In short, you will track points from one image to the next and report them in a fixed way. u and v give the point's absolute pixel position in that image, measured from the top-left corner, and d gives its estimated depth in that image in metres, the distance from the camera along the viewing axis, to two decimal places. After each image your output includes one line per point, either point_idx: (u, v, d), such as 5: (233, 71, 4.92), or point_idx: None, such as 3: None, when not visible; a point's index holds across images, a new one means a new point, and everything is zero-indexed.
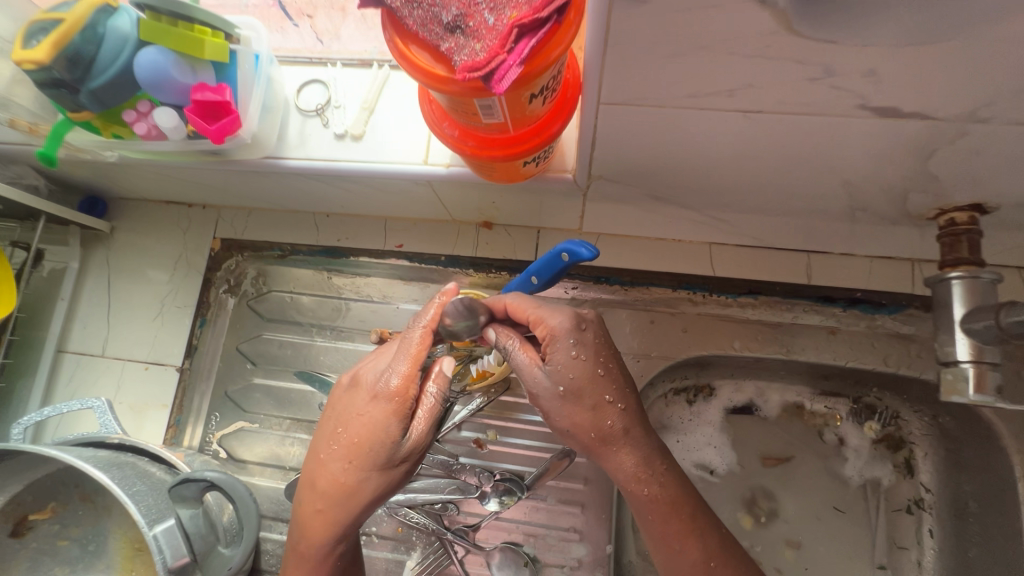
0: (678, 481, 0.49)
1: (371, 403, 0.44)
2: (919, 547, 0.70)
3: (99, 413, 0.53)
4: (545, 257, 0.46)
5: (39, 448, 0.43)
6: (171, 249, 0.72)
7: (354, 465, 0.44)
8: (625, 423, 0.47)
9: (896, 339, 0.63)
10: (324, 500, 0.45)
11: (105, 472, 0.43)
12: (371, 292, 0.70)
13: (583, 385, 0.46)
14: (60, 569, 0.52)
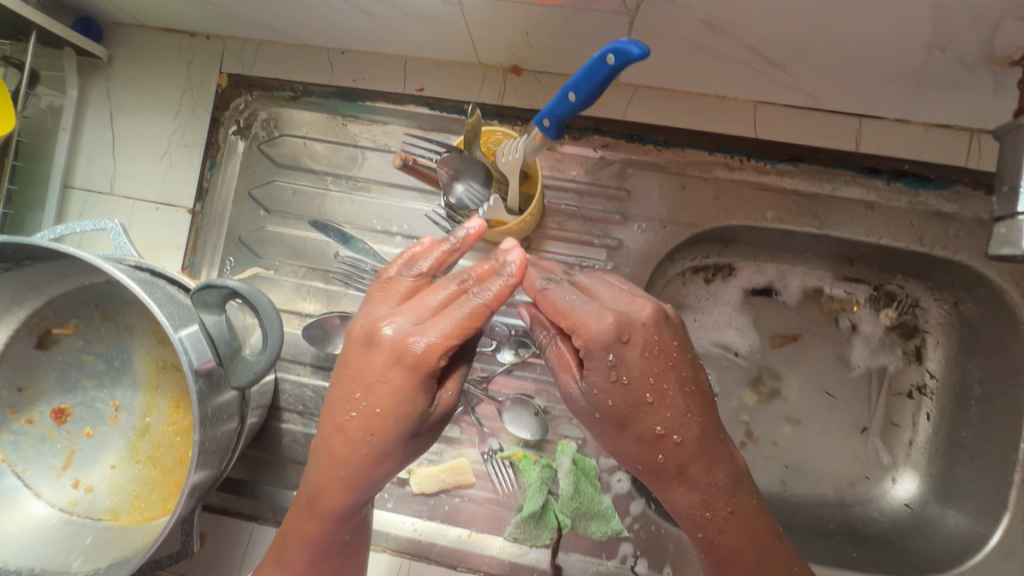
0: (747, 514, 0.49)
1: (394, 368, 0.41)
2: (913, 428, 0.72)
3: (114, 235, 0.52)
4: (583, 68, 0.40)
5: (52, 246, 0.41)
6: (176, 85, 0.67)
7: (378, 435, 0.43)
8: (685, 462, 0.46)
9: (936, 217, 0.60)
10: (342, 466, 0.44)
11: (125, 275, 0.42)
12: (388, 141, 0.66)
13: (626, 413, 0.44)
14: (88, 381, 0.53)
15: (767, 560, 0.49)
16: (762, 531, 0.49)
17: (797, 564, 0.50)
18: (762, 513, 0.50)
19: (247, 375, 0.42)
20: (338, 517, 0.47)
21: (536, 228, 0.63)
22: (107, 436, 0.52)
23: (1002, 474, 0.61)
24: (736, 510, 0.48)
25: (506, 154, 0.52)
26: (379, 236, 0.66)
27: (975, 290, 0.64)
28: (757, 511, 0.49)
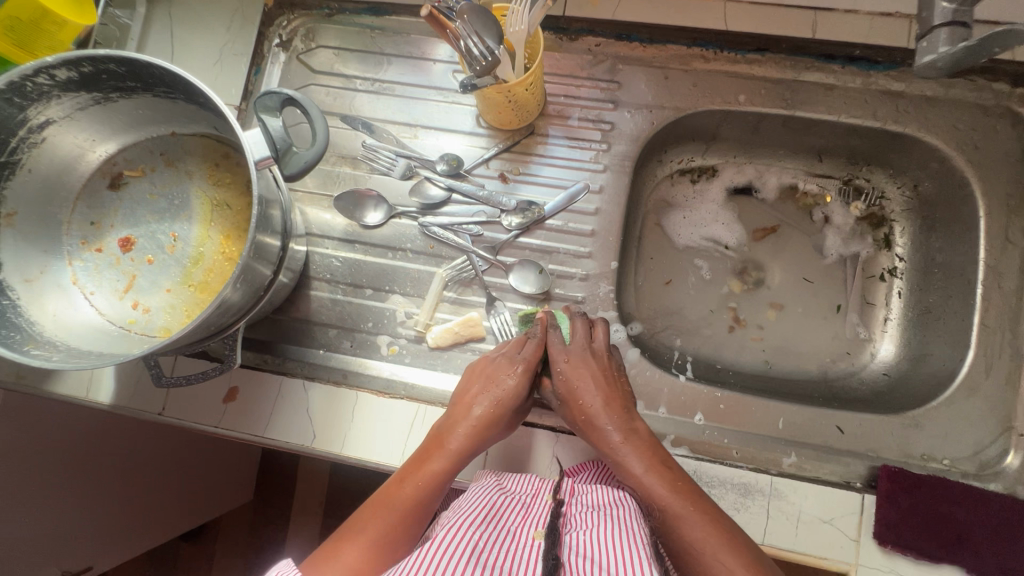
0: (645, 451, 0.54)
1: (514, 362, 0.60)
2: (888, 306, 0.78)
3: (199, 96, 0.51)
4: None
5: (132, 55, 0.48)
6: (229, 6, 0.78)
7: (503, 406, 0.58)
8: (591, 412, 0.58)
9: (886, 95, 0.69)
10: (458, 436, 0.56)
11: (195, 83, 0.50)
12: (411, 49, 0.77)
13: (565, 392, 0.60)
14: (151, 218, 0.61)
15: (661, 480, 0.52)
16: (657, 461, 0.53)
17: (686, 485, 0.51)
18: (656, 451, 0.55)
19: (299, 165, 0.51)
20: (436, 485, 0.52)
21: (538, 117, 0.73)
22: (165, 263, 0.60)
23: (962, 323, 0.67)
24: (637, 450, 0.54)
25: (511, 26, 0.58)
26: (402, 127, 0.75)
27: (929, 167, 0.72)
28: (657, 454, 0.54)
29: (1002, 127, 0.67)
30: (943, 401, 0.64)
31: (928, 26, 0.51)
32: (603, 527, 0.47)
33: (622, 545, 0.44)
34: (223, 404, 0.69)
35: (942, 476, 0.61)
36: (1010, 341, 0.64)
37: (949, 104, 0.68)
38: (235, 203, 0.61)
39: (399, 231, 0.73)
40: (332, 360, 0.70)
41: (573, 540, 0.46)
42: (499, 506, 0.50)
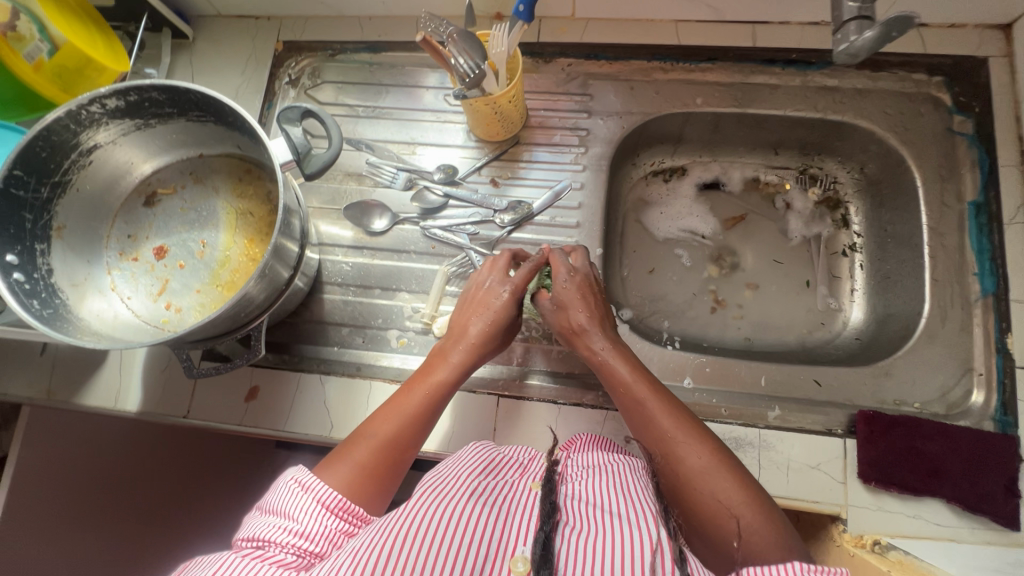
0: (633, 360, 0.59)
1: (505, 285, 0.65)
2: (852, 278, 0.85)
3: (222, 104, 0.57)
4: None
5: (176, 83, 0.56)
6: (243, 52, 0.89)
7: (494, 326, 0.63)
8: (585, 326, 0.62)
9: (823, 90, 0.79)
10: (458, 352, 0.62)
11: (225, 102, 0.58)
12: (406, 78, 0.87)
13: (562, 307, 0.64)
14: (182, 228, 0.68)
15: (646, 383, 0.56)
16: (644, 369, 0.58)
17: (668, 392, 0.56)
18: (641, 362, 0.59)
19: (318, 164, 0.59)
20: (440, 395, 0.59)
21: (521, 129, 0.83)
22: (195, 267, 0.66)
23: (916, 281, 0.74)
24: (617, 362, 0.58)
25: (494, 48, 0.67)
26: (401, 145, 0.84)
27: (871, 150, 0.81)
28: (643, 366, 0.58)
29: (926, 110, 0.77)
30: (908, 350, 0.70)
31: (840, 22, 0.62)
32: (602, 481, 0.47)
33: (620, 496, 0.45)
34: (245, 402, 0.73)
35: (915, 416, 0.66)
36: (959, 292, 0.71)
37: (878, 94, 0.78)
38: (257, 211, 0.69)
39: (403, 236, 0.80)
40: (346, 355, 0.76)
41: (571, 491, 0.46)
42: (497, 464, 0.50)
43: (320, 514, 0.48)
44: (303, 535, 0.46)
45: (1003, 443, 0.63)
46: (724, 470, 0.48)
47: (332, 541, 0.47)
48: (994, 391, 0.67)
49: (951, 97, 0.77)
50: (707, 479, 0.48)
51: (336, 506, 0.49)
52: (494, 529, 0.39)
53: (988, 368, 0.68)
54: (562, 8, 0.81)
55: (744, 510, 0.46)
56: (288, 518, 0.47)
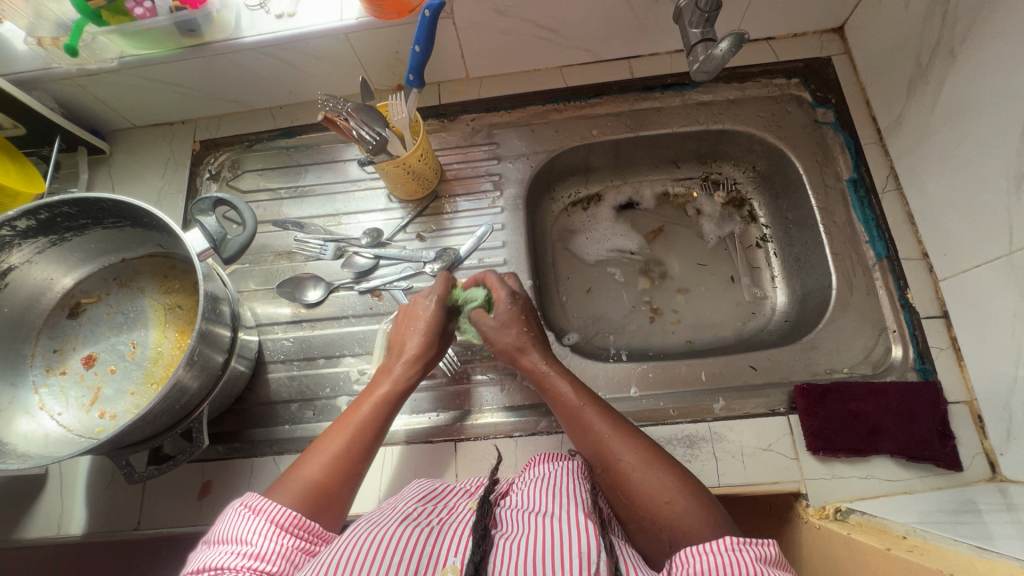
0: (576, 381, 0.64)
1: (434, 295, 0.71)
2: (770, 266, 0.91)
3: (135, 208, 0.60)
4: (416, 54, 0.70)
5: (83, 194, 0.58)
6: (161, 156, 0.92)
7: (428, 335, 0.68)
8: (529, 357, 0.67)
9: (701, 105, 0.88)
10: (400, 366, 0.66)
11: (135, 205, 0.60)
12: (323, 155, 0.91)
13: (506, 322, 0.69)
14: (110, 332, 0.68)
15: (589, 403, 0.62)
16: (586, 390, 0.63)
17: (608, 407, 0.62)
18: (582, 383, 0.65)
19: (235, 247, 0.61)
20: (384, 406, 0.63)
21: (437, 184, 0.87)
22: (127, 369, 0.66)
23: (821, 258, 0.80)
24: (560, 384, 0.64)
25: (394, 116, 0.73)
26: (328, 218, 0.88)
27: (756, 149, 0.89)
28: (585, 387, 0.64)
29: (792, 108, 0.86)
30: (827, 321, 0.75)
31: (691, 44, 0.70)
32: (534, 495, 0.54)
33: (548, 503, 0.52)
34: (199, 499, 0.70)
35: (845, 381, 0.70)
36: (858, 260, 0.77)
37: (749, 101, 0.87)
38: (185, 302, 0.69)
39: (339, 303, 0.82)
40: (298, 431, 0.75)
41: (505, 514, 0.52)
42: (440, 491, 0.57)
43: (273, 533, 0.49)
44: (258, 557, 0.47)
45: (928, 390, 0.67)
46: (660, 474, 0.54)
47: (289, 560, 0.48)
48: (909, 343, 0.72)
49: (809, 93, 0.86)
50: (642, 475, 0.55)
51: (288, 523, 0.50)
52: (428, 547, 0.45)
53: (899, 324, 0.73)
54: (457, 72, 0.89)
55: (675, 496, 0.52)
56: (240, 544, 0.48)
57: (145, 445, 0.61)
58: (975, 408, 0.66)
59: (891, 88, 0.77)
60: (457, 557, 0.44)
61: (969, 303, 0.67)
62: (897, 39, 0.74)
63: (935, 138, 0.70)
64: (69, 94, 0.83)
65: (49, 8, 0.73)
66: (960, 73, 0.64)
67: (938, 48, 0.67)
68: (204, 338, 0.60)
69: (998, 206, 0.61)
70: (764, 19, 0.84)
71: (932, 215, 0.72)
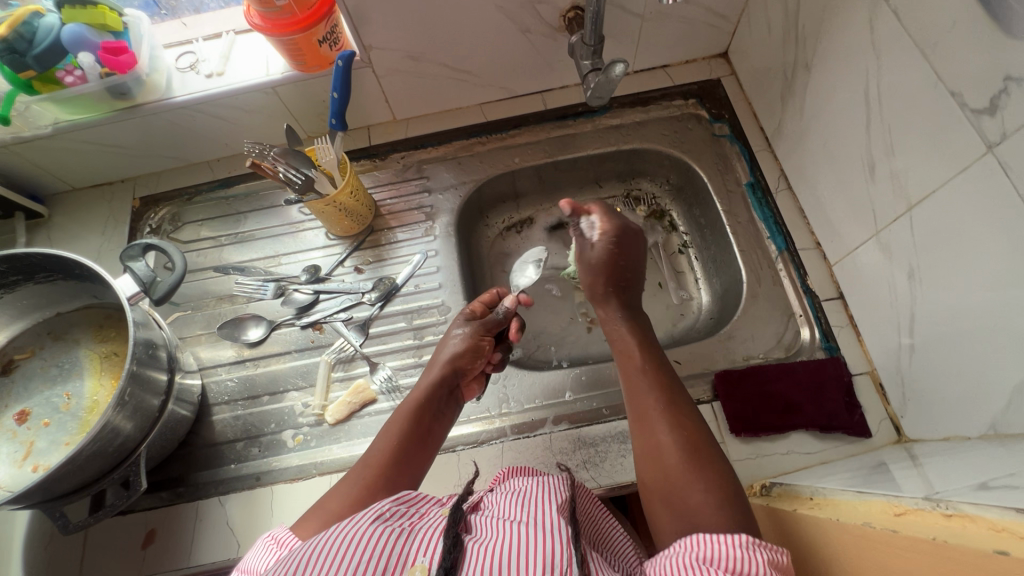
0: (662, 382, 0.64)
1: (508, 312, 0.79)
2: (692, 269, 0.98)
3: (62, 259, 0.62)
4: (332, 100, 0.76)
5: (12, 250, 0.60)
6: (100, 215, 0.94)
7: (462, 351, 0.72)
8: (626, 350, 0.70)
9: (612, 128, 0.96)
10: (431, 382, 0.70)
11: (61, 257, 0.62)
12: (261, 202, 0.95)
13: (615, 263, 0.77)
14: (44, 385, 0.69)
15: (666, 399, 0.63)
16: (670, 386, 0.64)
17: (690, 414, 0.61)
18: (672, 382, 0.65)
19: (163, 290, 0.64)
20: (420, 422, 0.66)
21: (373, 219, 0.92)
22: (61, 420, 0.66)
23: (732, 256, 0.87)
24: (640, 382, 0.65)
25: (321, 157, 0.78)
26: (268, 260, 0.91)
27: (667, 164, 0.97)
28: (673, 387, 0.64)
29: (692, 124, 0.95)
30: (740, 312, 0.81)
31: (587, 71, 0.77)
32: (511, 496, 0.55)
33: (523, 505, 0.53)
34: (142, 548, 0.70)
35: (759, 365, 0.75)
36: (763, 254, 0.84)
37: (654, 121, 0.96)
38: (122, 349, 0.71)
39: (282, 340, 0.84)
40: (243, 469, 0.75)
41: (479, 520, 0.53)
42: (415, 495, 0.56)
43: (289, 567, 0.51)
44: None
45: (832, 366, 0.73)
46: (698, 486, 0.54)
47: None
48: (814, 325, 0.78)
49: (706, 111, 0.95)
50: (679, 465, 0.56)
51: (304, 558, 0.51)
52: (396, 552, 0.47)
53: (804, 309, 0.79)
54: (383, 115, 0.96)
55: (703, 482, 0.55)
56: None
57: (79, 494, 0.61)
58: (876, 377, 0.72)
59: (770, 100, 0.86)
60: (425, 557, 0.47)
61: (856, 282, 0.74)
62: (767, 58, 0.84)
63: (808, 139, 0.79)
64: (5, 163, 0.86)
65: None
66: (816, 81, 0.73)
67: (797, 63, 0.77)
68: (136, 379, 0.62)
69: (862, 192, 0.69)
70: (656, 49, 0.93)
71: (819, 207, 0.80)
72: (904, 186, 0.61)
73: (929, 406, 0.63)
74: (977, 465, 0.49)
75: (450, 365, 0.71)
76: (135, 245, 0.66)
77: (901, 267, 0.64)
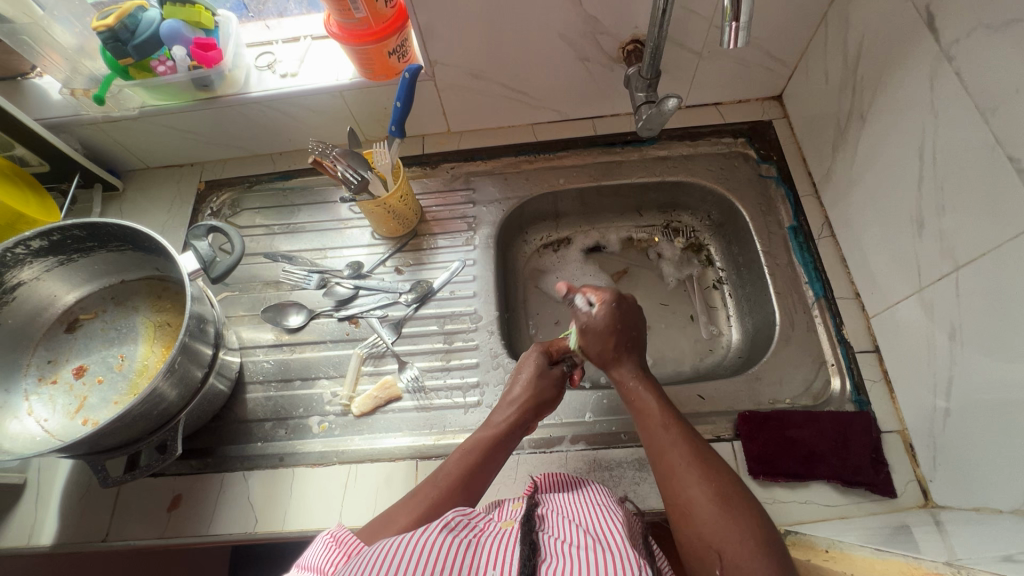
0: (695, 454, 0.60)
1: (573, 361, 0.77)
2: (725, 306, 0.97)
3: (136, 233, 0.68)
4: (393, 109, 0.80)
5: (96, 218, 0.66)
6: (168, 194, 1.01)
7: (534, 399, 0.71)
8: (653, 422, 0.65)
9: (659, 159, 0.97)
10: (501, 418, 0.69)
11: (135, 230, 0.68)
12: (315, 196, 1.00)
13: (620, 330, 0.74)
14: (101, 345, 0.74)
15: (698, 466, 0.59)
16: (705, 460, 0.60)
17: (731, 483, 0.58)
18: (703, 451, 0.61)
19: (221, 268, 0.69)
20: (488, 460, 0.64)
21: (417, 224, 0.96)
22: (113, 379, 0.71)
23: (767, 297, 0.86)
24: (671, 454, 0.61)
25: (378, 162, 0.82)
26: (315, 252, 0.95)
27: (710, 200, 0.98)
28: (703, 457, 0.61)
29: (739, 163, 0.95)
30: (770, 354, 0.80)
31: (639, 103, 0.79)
32: (583, 518, 0.53)
33: (598, 528, 0.51)
34: (168, 512, 0.73)
35: (785, 409, 0.74)
36: (799, 299, 0.83)
37: (701, 156, 0.97)
38: (174, 320, 0.76)
39: (319, 329, 0.88)
40: (269, 448, 0.78)
41: (551, 532, 0.50)
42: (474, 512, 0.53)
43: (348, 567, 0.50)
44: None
45: (860, 419, 0.72)
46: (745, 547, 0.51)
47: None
48: (846, 375, 0.77)
49: (754, 151, 0.96)
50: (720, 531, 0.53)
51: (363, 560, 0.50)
52: (467, 564, 0.45)
53: (837, 358, 0.78)
54: (439, 126, 1.00)
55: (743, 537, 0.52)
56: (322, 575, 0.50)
57: (121, 450, 0.66)
58: (906, 437, 0.70)
59: (821, 147, 0.86)
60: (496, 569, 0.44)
61: (894, 338, 0.73)
62: (822, 106, 0.85)
63: (857, 188, 0.78)
64: (93, 138, 0.94)
65: (84, 64, 0.87)
66: (869, 133, 0.74)
67: (852, 113, 0.77)
68: (186, 350, 0.66)
69: (909, 247, 0.68)
70: (710, 87, 0.95)
71: (862, 258, 0.79)
72: (954, 246, 0.61)
73: (960, 473, 0.62)
74: (1006, 539, 0.47)
75: (529, 405, 0.70)
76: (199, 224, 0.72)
77: (943, 327, 0.63)
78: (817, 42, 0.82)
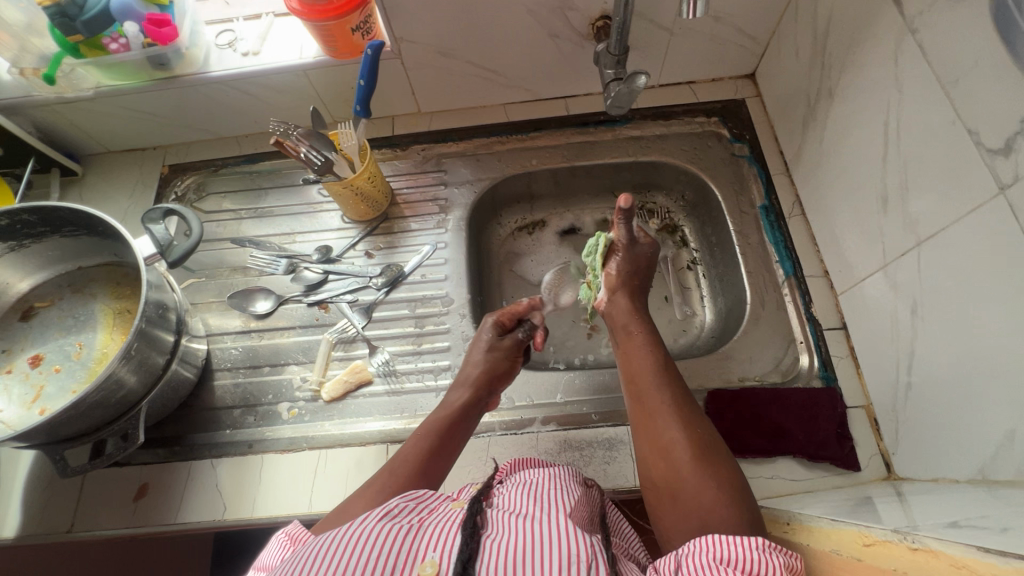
0: (673, 398, 0.60)
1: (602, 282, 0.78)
2: (699, 286, 0.97)
3: (86, 217, 0.66)
4: (358, 87, 0.78)
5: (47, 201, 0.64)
6: (130, 179, 0.98)
7: (486, 373, 0.71)
8: (635, 364, 0.65)
9: (631, 139, 0.96)
10: (458, 395, 0.69)
11: (84, 215, 0.66)
12: (283, 180, 0.98)
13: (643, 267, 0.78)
14: (58, 334, 0.72)
15: (676, 410, 0.59)
16: (682, 403, 0.60)
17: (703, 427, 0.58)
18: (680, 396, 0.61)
19: (179, 252, 0.67)
20: (450, 433, 0.65)
21: (388, 207, 0.94)
22: (70, 368, 0.69)
23: (739, 276, 0.86)
24: (651, 396, 0.61)
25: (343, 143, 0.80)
26: (283, 237, 0.93)
27: (683, 180, 0.97)
28: (679, 400, 0.61)
29: (712, 142, 0.95)
30: (741, 333, 0.80)
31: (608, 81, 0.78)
32: (532, 493, 0.53)
33: (544, 504, 0.51)
34: (134, 501, 0.72)
35: (754, 387, 0.75)
36: (770, 277, 0.84)
37: (674, 136, 0.96)
38: (134, 307, 0.74)
39: (289, 315, 0.87)
40: (237, 435, 0.77)
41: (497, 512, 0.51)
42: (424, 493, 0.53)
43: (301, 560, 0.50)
44: None
45: (826, 396, 0.72)
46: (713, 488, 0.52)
47: None
48: (814, 353, 0.77)
49: (727, 130, 0.95)
50: (691, 472, 0.54)
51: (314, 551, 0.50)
52: (405, 549, 0.45)
53: (805, 336, 0.79)
54: (409, 106, 0.98)
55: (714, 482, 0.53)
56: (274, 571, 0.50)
57: (80, 440, 0.64)
58: (871, 412, 0.71)
59: (792, 125, 0.86)
60: (434, 554, 0.44)
61: (860, 314, 0.73)
62: (793, 83, 0.84)
63: (826, 166, 0.78)
64: (47, 120, 0.90)
65: (33, 43, 0.83)
66: (837, 109, 0.73)
67: (821, 89, 0.76)
68: (143, 337, 0.64)
69: (874, 223, 0.68)
70: (683, 65, 0.94)
71: (830, 236, 0.79)
72: (916, 221, 0.61)
73: (921, 446, 0.63)
74: (958, 507, 0.48)
75: (483, 380, 0.70)
76: (156, 208, 0.70)
77: (906, 302, 0.63)
78: (787, 18, 0.82)
